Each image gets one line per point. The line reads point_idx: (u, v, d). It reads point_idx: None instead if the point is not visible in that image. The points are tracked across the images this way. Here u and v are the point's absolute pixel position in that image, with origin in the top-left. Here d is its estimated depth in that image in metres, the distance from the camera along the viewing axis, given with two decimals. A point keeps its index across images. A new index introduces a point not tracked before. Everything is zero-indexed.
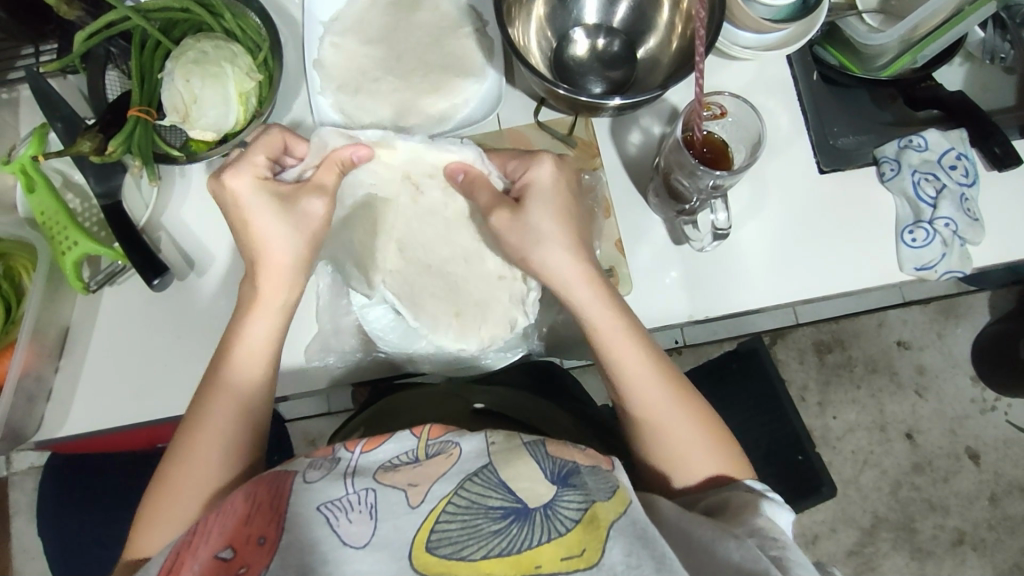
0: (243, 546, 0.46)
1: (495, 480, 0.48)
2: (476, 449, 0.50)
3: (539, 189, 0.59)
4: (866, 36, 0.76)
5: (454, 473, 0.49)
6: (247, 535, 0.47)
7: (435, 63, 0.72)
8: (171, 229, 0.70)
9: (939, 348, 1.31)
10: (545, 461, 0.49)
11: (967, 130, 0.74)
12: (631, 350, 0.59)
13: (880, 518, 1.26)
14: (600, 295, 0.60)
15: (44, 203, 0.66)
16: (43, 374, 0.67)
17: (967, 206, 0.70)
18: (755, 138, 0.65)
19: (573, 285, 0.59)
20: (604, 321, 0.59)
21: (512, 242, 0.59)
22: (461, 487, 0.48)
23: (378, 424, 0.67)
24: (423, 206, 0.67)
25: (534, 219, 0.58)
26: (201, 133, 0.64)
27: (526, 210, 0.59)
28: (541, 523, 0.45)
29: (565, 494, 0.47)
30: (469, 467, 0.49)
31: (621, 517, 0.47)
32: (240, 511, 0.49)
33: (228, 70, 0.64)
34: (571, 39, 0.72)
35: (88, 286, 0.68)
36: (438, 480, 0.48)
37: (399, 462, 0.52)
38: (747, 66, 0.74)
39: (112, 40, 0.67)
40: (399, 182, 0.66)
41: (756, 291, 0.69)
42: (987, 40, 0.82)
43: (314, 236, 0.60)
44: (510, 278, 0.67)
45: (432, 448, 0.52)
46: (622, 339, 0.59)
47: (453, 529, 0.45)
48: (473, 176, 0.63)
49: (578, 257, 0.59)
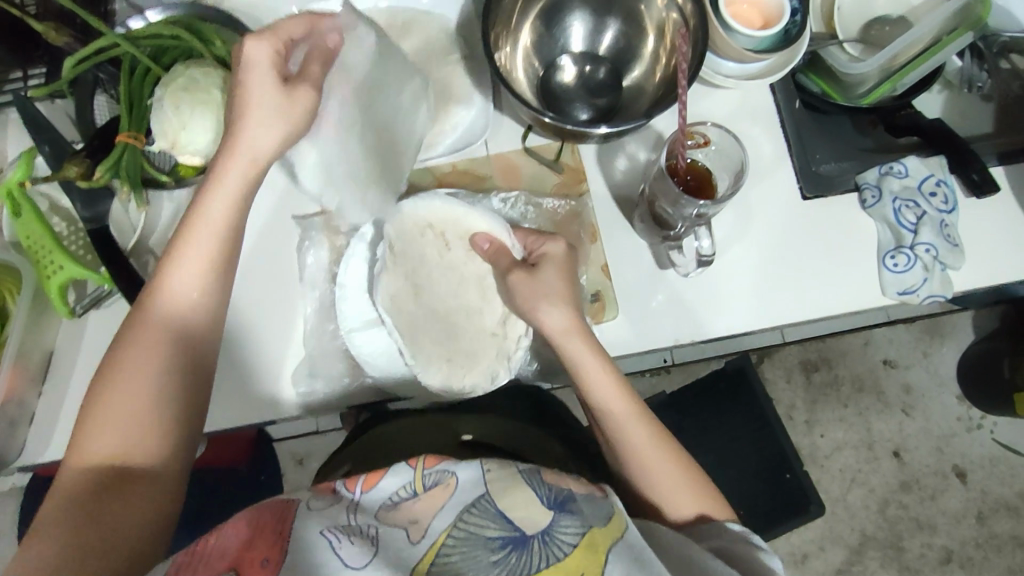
0: (245, 567, 0.46)
1: (492, 510, 0.48)
2: (472, 479, 0.51)
3: (553, 259, 0.63)
4: (846, 66, 0.78)
5: (453, 504, 0.49)
6: (249, 558, 0.46)
7: (423, 90, 0.73)
8: (158, 253, 0.70)
9: (925, 367, 1.32)
10: (542, 490, 0.50)
11: (947, 158, 0.75)
12: (618, 401, 0.61)
13: (868, 537, 1.26)
14: (595, 354, 0.61)
15: (29, 228, 0.65)
16: (25, 400, 0.66)
17: (946, 232, 0.71)
18: (740, 167, 0.66)
19: (569, 350, 0.61)
20: (600, 381, 0.61)
21: (527, 298, 0.62)
22: (460, 518, 0.48)
23: (366, 459, 0.68)
24: (444, 263, 0.68)
25: (545, 278, 0.62)
26: (190, 157, 0.65)
27: (540, 273, 0.62)
28: (539, 550, 0.45)
29: (562, 520, 0.47)
30: (467, 498, 0.49)
31: (619, 541, 0.48)
32: (242, 534, 0.48)
33: (219, 96, 0.64)
34: (558, 66, 0.73)
35: (74, 311, 0.68)
36: (436, 515, 0.48)
37: (398, 499, 0.51)
38: (731, 94, 0.75)
39: (100, 66, 0.67)
40: (431, 239, 0.68)
41: (740, 316, 0.70)
42: (965, 69, 0.84)
43: (294, 125, 0.57)
44: (501, 336, 0.67)
45: (428, 478, 0.52)
46: (612, 392, 0.61)
47: (454, 561, 0.45)
48: (497, 248, 0.66)
49: (570, 310, 0.61)
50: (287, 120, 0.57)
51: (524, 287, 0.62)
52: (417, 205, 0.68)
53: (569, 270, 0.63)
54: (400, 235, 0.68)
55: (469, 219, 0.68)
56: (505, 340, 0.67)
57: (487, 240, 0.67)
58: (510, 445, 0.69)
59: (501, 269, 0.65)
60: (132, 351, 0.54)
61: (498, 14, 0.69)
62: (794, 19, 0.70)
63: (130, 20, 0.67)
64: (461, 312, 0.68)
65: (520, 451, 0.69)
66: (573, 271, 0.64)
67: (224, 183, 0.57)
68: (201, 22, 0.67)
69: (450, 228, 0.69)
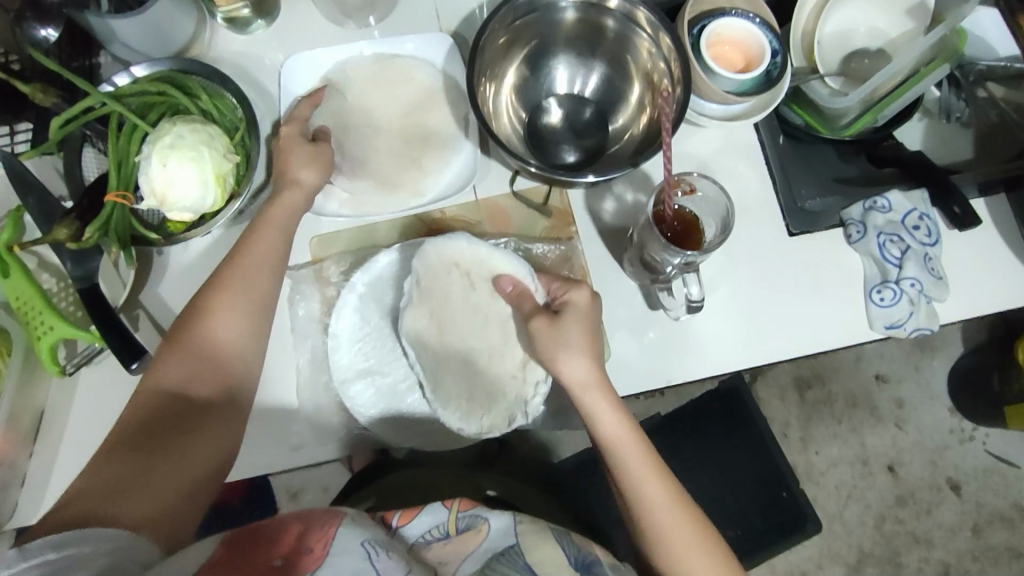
0: (296, 550, 0.49)
1: (519, 561, 0.54)
2: (503, 528, 0.57)
3: (576, 308, 0.61)
4: (829, 100, 0.79)
5: (482, 552, 0.55)
6: (301, 542, 0.50)
7: (412, 138, 0.74)
8: (149, 306, 0.70)
9: (916, 381, 1.33)
10: (568, 546, 0.57)
11: (927, 190, 0.76)
12: (638, 462, 0.60)
13: (866, 553, 1.27)
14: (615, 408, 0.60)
15: (17, 288, 0.65)
16: (17, 460, 0.66)
17: (930, 265, 0.73)
18: (725, 214, 0.67)
19: (588, 403, 0.60)
20: (617, 437, 0.60)
21: (546, 350, 0.60)
22: (488, 565, 0.54)
23: (390, 500, 0.70)
24: (467, 305, 0.68)
25: (567, 331, 0.59)
26: (179, 214, 0.65)
27: (563, 323, 0.60)
28: None
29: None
30: (497, 546, 0.56)
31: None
32: (292, 527, 0.51)
33: (206, 153, 0.64)
34: (544, 108, 0.74)
35: (64, 370, 0.67)
36: (467, 559, 0.55)
37: (430, 538, 0.57)
38: (715, 133, 0.76)
39: (87, 125, 0.67)
40: (456, 276, 0.68)
41: (730, 356, 0.70)
42: (943, 99, 0.85)
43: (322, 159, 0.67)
44: (521, 380, 0.66)
45: (462, 521, 0.58)
46: (632, 452, 0.60)
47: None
48: (519, 292, 0.65)
49: (592, 363, 0.59)
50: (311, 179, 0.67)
51: (541, 336, 0.60)
52: (450, 242, 0.67)
53: (592, 321, 0.61)
54: (427, 275, 0.68)
55: (494, 263, 0.67)
56: (524, 384, 0.66)
57: (511, 283, 0.66)
58: (526, 504, 0.72)
59: (523, 314, 0.63)
60: (179, 351, 0.61)
61: (484, 61, 0.69)
62: (774, 61, 0.70)
63: (117, 77, 0.67)
64: (483, 353, 0.67)
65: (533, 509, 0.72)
66: (595, 323, 0.62)
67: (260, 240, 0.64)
68: (187, 77, 0.68)
69: (477, 267, 0.68)
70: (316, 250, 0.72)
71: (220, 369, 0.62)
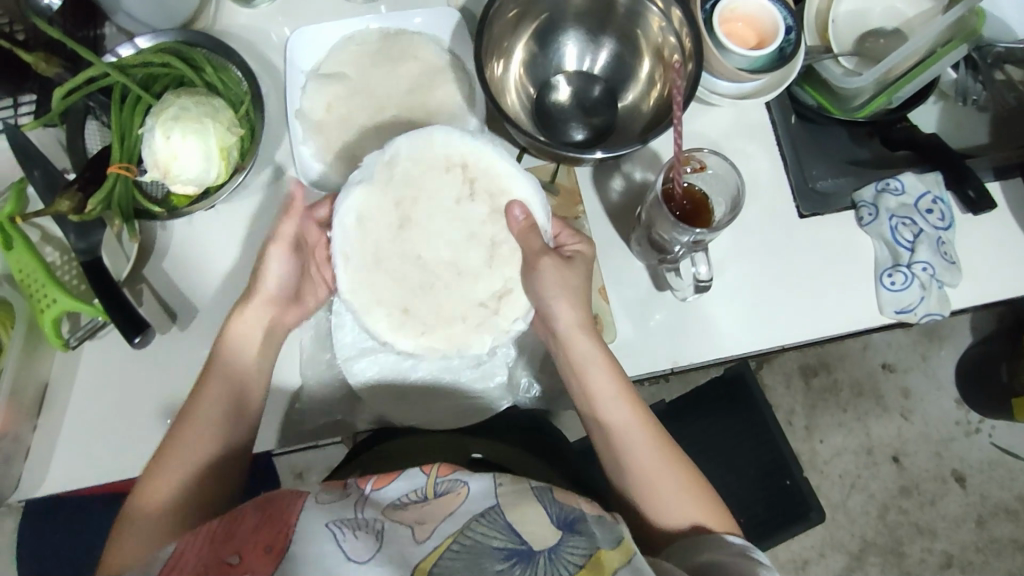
0: (250, 553, 0.47)
1: (501, 521, 0.49)
2: (483, 489, 0.52)
3: (584, 257, 0.65)
4: (843, 79, 0.78)
5: (461, 513, 0.50)
6: (256, 543, 0.48)
7: (417, 109, 0.72)
8: (153, 281, 0.70)
9: (923, 371, 1.32)
10: (551, 506, 0.51)
11: (942, 173, 0.75)
12: (625, 409, 0.62)
13: (868, 543, 1.27)
14: (599, 352, 0.63)
15: (21, 261, 0.64)
16: (21, 433, 0.66)
17: (943, 249, 0.71)
18: (736, 193, 0.66)
19: (574, 344, 0.63)
20: (600, 378, 0.63)
21: (548, 291, 0.61)
22: (467, 526, 0.49)
23: (374, 466, 0.66)
24: (451, 211, 0.61)
25: (574, 270, 0.63)
26: (182, 187, 0.64)
27: (572, 267, 0.62)
28: (545, 565, 0.47)
29: (571, 541, 0.49)
30: (476, 508, 0.50)
31: (626, 567, 0.48)
32: (250, 521, 0.50)
33: (210, 125, 0.63)
34: (553, 85, 0.73)
35: (68, 344, 0.66)
36: (445, 519, 0.50)
37: (407, 501, 0.53)
38: (725, 112, 0.75)
39: (90, 96, 0.66)
40: (452, 180, 0.61)
41: (737, 339, 0.70)
42: (960, 80, 0.83)
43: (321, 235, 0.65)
44: (490, 310, 0.61)
45: (440, 485, 0.53)
46: (620, 399, 0.62)
47: (458, 562, 0.46)
48: (527, 224, 0.60)
49: (579, 309, 0.63)
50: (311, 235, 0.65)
51: (548, 277, 0.61)
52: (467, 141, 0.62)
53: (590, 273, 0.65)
54: (407, 176, 0.61)
55: (497, 181, 0.62)
56: (496, 317, 0.62)
57: (522, 211, 0.61)
58: (518, 467, 0.66)
59: (527, 250, 0.60)
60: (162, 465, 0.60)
61: (492, 36, 0.68)
62: (788, 36, 0.69)
63: (119, 48, 0.66)
64: (450, 272, 0.61)
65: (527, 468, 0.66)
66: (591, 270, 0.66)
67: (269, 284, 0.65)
68: (192, 48, 0.67)
69: (483, 179, 0.62)
70: None
71: (248, 414, 0.65)
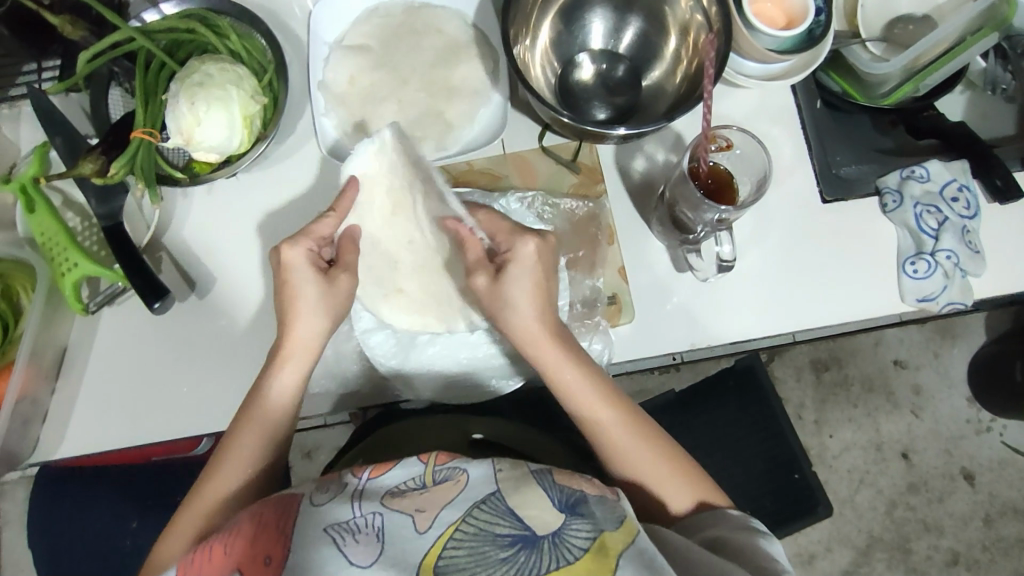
0: (250, 567, 0.48)
1: (502, 507, 0.49)
2: (483, 477, 0.52)
3: (519, 264, 0.59)
4: (868, 66, 0.76)
5: (461, 500, 0.50)
6: (253, 556, 0.49)
7: (439, 87, 0.72)
8: (172, 249, 0.70)
9: (935, 368, 1.31)
10: (552, 490, 0.50)
11: (970, 162, 0.74)
12: (595, 401, 0.60)
13: (875, 539, 1.26)
14: (563, 349, 0.60)
15: (44, 225, 0.65)
16: (39, 396, 0.66)
17: (968, 238, 0.71)
18: (762, 173, 0.66)
19: (532, 343, 0.61)
20: (566, 374, 0.60)
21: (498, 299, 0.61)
22: (469, 514, 0.49)
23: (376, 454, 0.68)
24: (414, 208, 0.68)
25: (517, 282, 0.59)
26: (205, 154, 0.64)
27: (505, 280, 0.60)
28: (548, 551, 0.46)
29: (573, 523, 0.48)
30: (477, 494, 0.50)
31: (630, 547, 0.47)
32: (247, 532, 0.50)
33: (234, 92, 0.63)
34: (577, 63, 0.72)
35: (87, 308, 0.68)
36: (446, 507, 0.50)
37: (406, 487, 0.53)
38: (750, 95, 0.74)
39: (115, 60, 0.66)
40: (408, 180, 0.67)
41: (755, 324, 0.69)
42: (989, 70, 0.82)
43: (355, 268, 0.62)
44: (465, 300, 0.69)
45: (439, 474, 0.53)
46: (591, 393, 0.60)
47: (462, 554, 0.46)
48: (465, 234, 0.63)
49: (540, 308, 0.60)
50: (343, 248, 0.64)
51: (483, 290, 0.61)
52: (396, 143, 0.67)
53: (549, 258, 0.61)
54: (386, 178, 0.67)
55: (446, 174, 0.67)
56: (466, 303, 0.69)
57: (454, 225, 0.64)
58: (520, 445, 0.69)
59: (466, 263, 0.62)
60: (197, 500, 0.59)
61: (517, 11, 0.68)
62: (818, 18, 0.69)
63: (146, 13, 0.66)
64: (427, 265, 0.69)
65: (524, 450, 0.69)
66: (551, 262, 0.61)
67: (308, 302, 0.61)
68: (217, 15, 0.66)
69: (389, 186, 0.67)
70: None
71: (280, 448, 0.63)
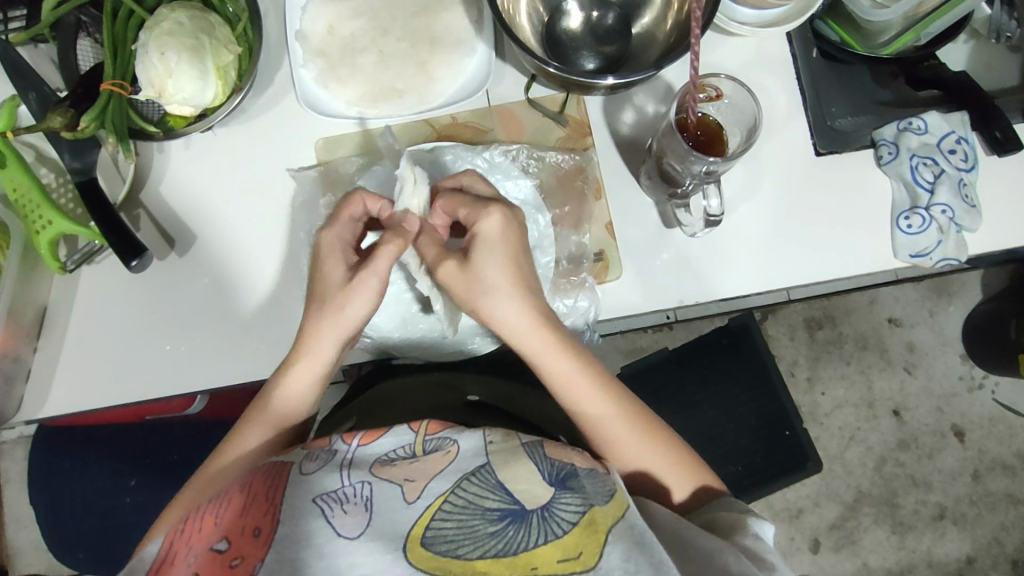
0: (237, 538, 0.47)
1: (492, 481, 0.48)
2: (473, 448, 0.52)
3: (484, 242, 0.55)
4: (867, 11, 0.71)
5: (451, 471, 0.50)
6: (242, 527, 0.47)
7: (423, 36, 0.70)
8: (150, 207, 0.69)
9: (930, 326, 1.31)
10: (543, 463, 0.50)
11: (968, 114, 0.72)
12: (592, 395, 0.59)
13: (864, 494, 1.27)
14: (558, 345, 0.58)
15: (15, 180, 0.63)
16: (20, 355, 0.66)
17: (965, 191, 0.69)
18: (752, 123, 0.64)
19: (524, 336, 0.58)
20: (561, 366, 0.58)
21: (460, 293, 0.57)
22: (458, 486, 0.48)
23: (370, 415, 0.66)
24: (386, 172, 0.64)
25: (482, 271, 0.55)
26: (178, 107, 0.62)
27: (473, 265, 0.55)
28: (538, 525, 0.46)
29: (562, 497, 0.48)
30: (467, 466, 0.50)
31: (620, 521, 0.48)
32: (237, 502, 0.50)
33: (205, 42, 0.61)
34: (564, 10, 0.69)
35: (65, 266, 0.66)
36: (436, 477, 0.49)
37: (396, 457, 0.53)
38: (743, 44, 0.72)
39: (81, 8, 0.64)
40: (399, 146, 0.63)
41: (747, 280, 0.68)
42: (993, 18, 0.80)
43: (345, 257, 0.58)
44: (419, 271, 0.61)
45: (429, 443, 0.53)
46: (598, 397, 0.59)
47: (449, 527, 0.46)
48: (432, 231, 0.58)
49: (531, 309, 0.57)
50: (350, 297, 0.57)
51: (371, 200, 0.59)
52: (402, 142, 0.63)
53: (515, 246, 0.57)
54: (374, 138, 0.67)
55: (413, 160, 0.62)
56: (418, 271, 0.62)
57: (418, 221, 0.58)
58: (517, 410, 0.68)
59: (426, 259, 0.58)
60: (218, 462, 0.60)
61: None
62: None
63: None
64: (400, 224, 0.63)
65: (524, 415, 0.68)
66: (517, 248, 0.57)
67: (346, 310, 0.57)
68: None
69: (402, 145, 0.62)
70: (322, 153, 0.70)
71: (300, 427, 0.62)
